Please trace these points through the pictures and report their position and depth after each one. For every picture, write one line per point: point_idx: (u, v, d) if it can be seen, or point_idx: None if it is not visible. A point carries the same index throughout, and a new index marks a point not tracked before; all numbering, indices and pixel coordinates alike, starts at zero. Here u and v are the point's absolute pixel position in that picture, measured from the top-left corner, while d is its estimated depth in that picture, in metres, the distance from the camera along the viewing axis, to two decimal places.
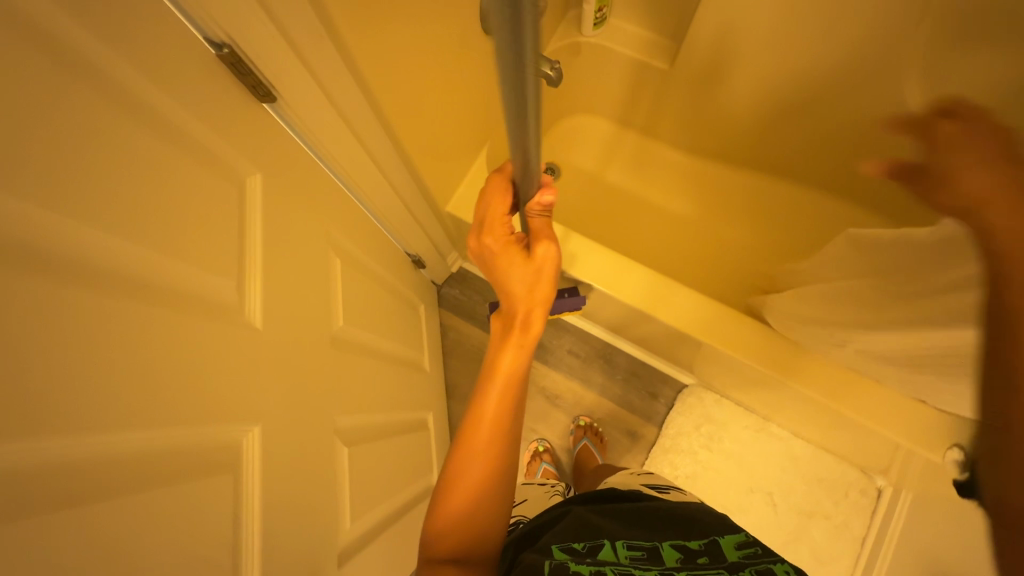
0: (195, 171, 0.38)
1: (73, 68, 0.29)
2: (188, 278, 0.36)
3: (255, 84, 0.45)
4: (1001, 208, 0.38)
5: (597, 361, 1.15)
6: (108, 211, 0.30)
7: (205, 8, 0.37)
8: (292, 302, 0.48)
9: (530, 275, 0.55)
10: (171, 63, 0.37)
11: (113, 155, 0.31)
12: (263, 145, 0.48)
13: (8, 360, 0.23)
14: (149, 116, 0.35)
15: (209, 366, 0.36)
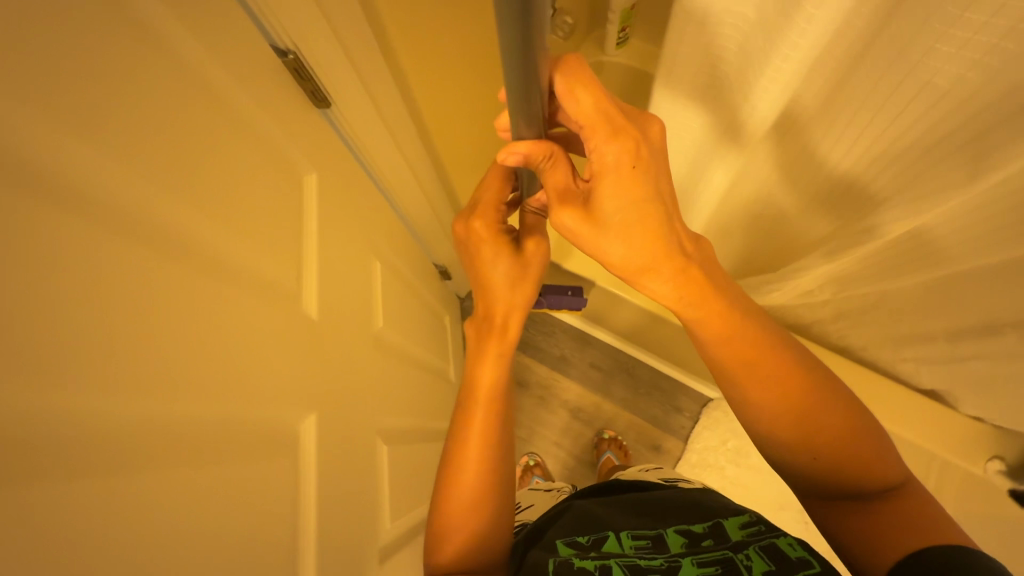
0: (258, 173, 0.42)
1: (162, 73, 0.33)
2: (256, 276, 0.40)
3: (314, 90, 0.49)
4: (658, 276, 0.43)
5: (619, 375, 1.20)
6: (184, 188, 0.34)
7: (278, 19, 0.42)
8: (342, 304, 0.52)
9: (515, 275, 0.52)
10: (239, 71, 0.40)
11: (191, 157, 0.34)
12: (319, 151, 0.51)
13: (107, 342, 0.27)
14: (221, 116, 0.38)
15: (262, 338, 0.39)
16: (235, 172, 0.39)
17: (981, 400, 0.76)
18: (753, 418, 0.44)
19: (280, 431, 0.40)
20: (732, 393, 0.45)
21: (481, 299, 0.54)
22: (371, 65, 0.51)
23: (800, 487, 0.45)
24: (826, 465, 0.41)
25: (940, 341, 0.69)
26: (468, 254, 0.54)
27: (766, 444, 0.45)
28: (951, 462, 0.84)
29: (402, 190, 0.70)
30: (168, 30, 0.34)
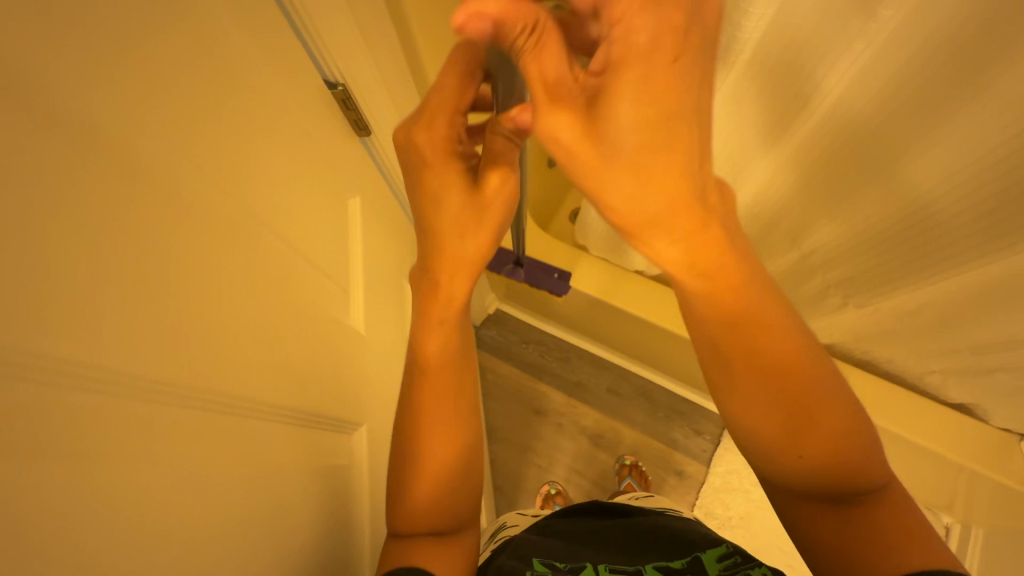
0: (278, 195, 0.45)
1: (198, 99, 0.36)
2: (263, 296, 0.42)
3: (356, 119, 0.55)
4: (661, 224, 0.42)
5: (637, 399, 1.21)
6: (242, 173, 0.40)
7: (329, 51, 0.49)
8: (340, 323, 0.55)
9: (472, 216, 0.51)
10: (268, 96, 0.44)
11: (214, 178, 0.38)
12: (343, 175, 0.55)
13: (117, 342, 0.29)
14: (247, 142, 0.41)
15: (279, 313, 0.45)
16: (281, 171, 0.45)
17: (1007, 409, 0.77)
18: (718, 379, 0.46)
19: (281, 403, 0.44)
20: (704, 337, 0.46)
21: (433, 241, 0.52)
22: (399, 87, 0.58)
23: (782, 487, 0.46)
24: (809, 464, 0.43)
25: (956, 348, 0.71)
26: (411, 170, 0.51)
27: (722, 387, 0.46)
28: (985, 475, 0.82)
29: None
30: (206, 58, 0.37)
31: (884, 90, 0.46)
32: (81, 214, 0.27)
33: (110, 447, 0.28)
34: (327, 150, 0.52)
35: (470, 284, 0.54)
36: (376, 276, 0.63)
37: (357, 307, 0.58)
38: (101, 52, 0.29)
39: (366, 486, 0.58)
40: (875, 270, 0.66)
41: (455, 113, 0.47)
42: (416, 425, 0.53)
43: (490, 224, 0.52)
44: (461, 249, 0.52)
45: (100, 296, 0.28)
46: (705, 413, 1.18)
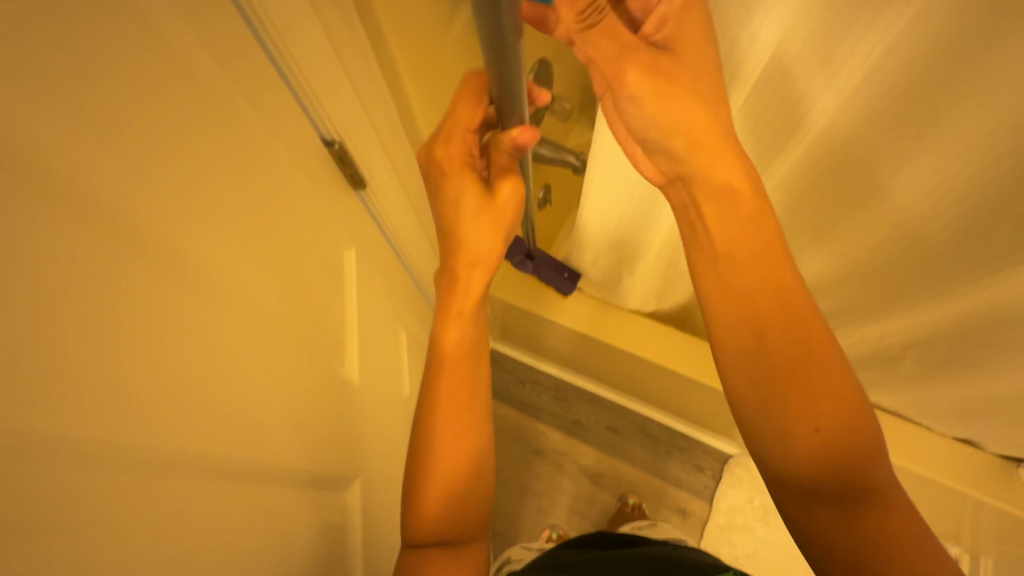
0: (273, 256, 0.45)
1: (194, 168, 0.37)
2: (254, 362, 0.42)
3: (352, 174, 0.55)
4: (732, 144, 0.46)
5: (635, 436, 1.19)
6: (232, 232, 0.40)
7: (324, 109, 0.49)
8: (333, 378, 0.54)
9: (489, 220, 0.54)
10: (265, 154, 0.44)
11: (203, 251, 0.37)
12: (338, 226, 0.56)
13: (90, 434, 0.28)
14: (241, 203, 0.42)
15: (269, 366, 0.44)
16: (274, 228, 0.46)
17: (1004, 435, 0.78)
18: (719, 325, 0.48)
19: (265, 457, 0.43)
20: (710, 276, 0.49)
21: (452, 246, 0.56)
22: (394, 141, 0.58)
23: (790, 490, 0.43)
24: (828, 457, 0.41)
25: (949, 376, 0.72)
26: (431, 180, 0.55)
27: (722, 334, 0.47)
28: (986, 503, 0.82)
29: (422, 258, 0.75)
30: (205, 122, 0.38)
31: (860, 131, 0.48)
32: (60, 289, 0.27)
33: (81, 543, 0.28)
34: (320, 202, 0.52)
35: (486, 281, 0.57)
36: (370, 324, 0.63)
37: (352, 358, 0.58)
38: (97, 138, 0.29)
39: (358, 544, 0.57)
40: (862, 297, 0.68)
41: (467, 131, 0.51)
42: (427, 416, 0.55)
43: (505, 224, 0.55)
44: (478, 245, 0.55)
45: (77, 363, 0.28)
46: (707, 449, 1.16)
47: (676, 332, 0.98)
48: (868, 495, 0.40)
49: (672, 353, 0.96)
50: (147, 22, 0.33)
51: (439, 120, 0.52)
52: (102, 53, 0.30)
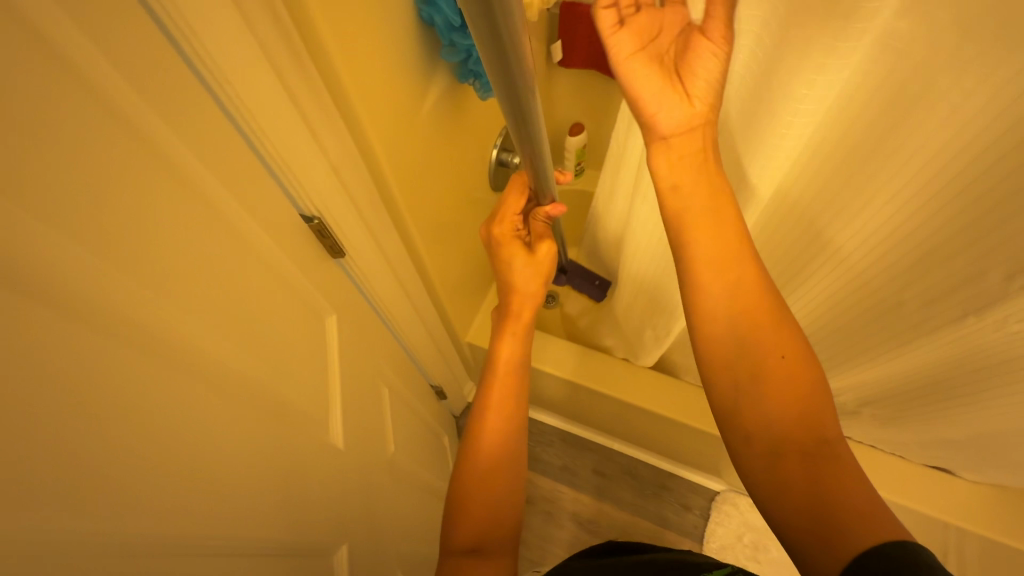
0: (259, 324, 0.49)
1: (186, 249, 0.40)
2: (229, 428, 0.44)
3: (331, 245, 0.58)
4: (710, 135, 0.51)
5: (623, 478, 1.20)
6: (211, 313, 0.42)
7: (305, 190, 0.51)
8: (318, 439, 0.56)
9: (533, 268, 0.76)
10: (260, 228, 0.48)
11: (186, 326, 0.40)
12: (326, 291, 0.59)
13: (60, 504, 0.30)
14: (228, 276, 0.44)
15: (242, 440, 0.45)
16: (260, 299, 0.49)
17: (966, 455, 0.83)
18: (701, 277, 0.50)
19: (233, 531, 0.44)
20: (696, 226, 0.51)
21: (509, 291, 0.76)
22: (376, 216, 0.61)
23: (754, 459, 0.44)
24: (780, 413, 0.44)
25: (901, 395, 0.80)
26: (493, 250, 0.79)
27: (704, 280, 0.49)
28: (960, 526, 0.86)
29: (405, 319, 0.78)
30: (208, 202, 0.42)
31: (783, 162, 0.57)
32: (51, 374, 0.30)
33: None
34: (303, 280, 0.55)
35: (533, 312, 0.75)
36: (356, 388, 0.65)
37: (335, 419, 0.60)
38: (102, 232, 0.33)
39: None
40: (830, 321, 0.75)
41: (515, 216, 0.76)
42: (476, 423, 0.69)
43: (545, 272, 0.77)
44: (525, 284, 0.76)
45: (56, 439, 0.30)
46: (693, 487, 1.18)
47: (650, 372, 1.02)
48: (825, 449, 0.42)
49: (645, 396, 0.99)
50: (142, 140, 0.35)
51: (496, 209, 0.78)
52: (92, 169, 0.32)
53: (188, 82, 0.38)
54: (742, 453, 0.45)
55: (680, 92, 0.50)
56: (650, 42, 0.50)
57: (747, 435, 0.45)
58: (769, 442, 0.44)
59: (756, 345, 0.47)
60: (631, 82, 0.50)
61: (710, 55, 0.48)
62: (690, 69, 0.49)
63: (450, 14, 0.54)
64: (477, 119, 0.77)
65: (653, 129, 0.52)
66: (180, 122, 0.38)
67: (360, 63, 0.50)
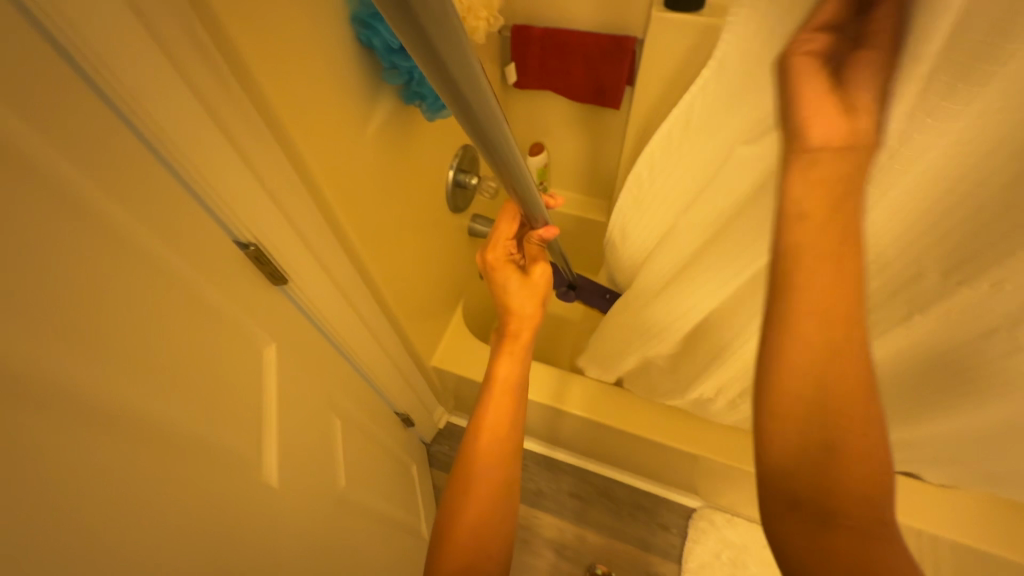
0: (193, 359, 0.45)
1: (103, 283, 0.37)
2: (155, 475, 0.40)
3: (272, 272, 0.54)
4: (861, 167, 0.41)
5: (598, 500, 1.18)
6: (122, 353, 0.38)
7: (245, 219, 0.48)
8: (262, 476, 0.53)
9: (529, 290, 0.76)
10: (195, 256, 0.45)
11: (98, 368, 0.36)
12: (272, 320, 0.57)
13: None
14: (154, 310, 0.41)
15: (160, 492, 0.41)
16: (196, 332, 0.46)
17: (924, 458, 0.85)
18: (804, 342, 0.39)
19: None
20: (813, 280, 0.39)
21: (505, 314, 0.77)
22: (320, 240, 0.59)
23: (788, 519, 0.40)
24: (835, 484, 0.38)
25: None
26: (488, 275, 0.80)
27: (799, 331, 0.39)
28: (926, 531, 0.87)
29: (360, 346, 0.75)
30: (134, 230, 0.39)
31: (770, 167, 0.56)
32: None
33: None
34: (245, 311, 0.52)
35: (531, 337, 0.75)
36: (305, 420, 0.63)
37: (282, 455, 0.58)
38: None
39: None
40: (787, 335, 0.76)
41: (508, 241, 0.78)
42: (469, 456, 0.68)
43: (541, 294, 0.77)
44: (522, 307, 0.75)
45: None
46: (668, 504, 1.16)
47: (633, 398, 1.00)
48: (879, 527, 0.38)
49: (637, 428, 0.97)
50: (35, 165, 0.31)
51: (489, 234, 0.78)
52: None
53: (94, 104, 0.34)
54: (779, 513, 0.41)
55: (837, 110, 0.40)
56: (822, 52, 0.41)
57: (791, 497, 0.39)
58: (815, 507, 0.39)
59: (829, 410, 0.39)
60: (797, 78, 0.41)
61: (873, 66, 0.39)
62: (860, 76, 0.40)
63: (390, 35, 0.54)
64: (426, 139, 0.76)
65: (798, 139, 0.41)
66: (83, 148, 0.34)
67: (288, 81, 0.48)
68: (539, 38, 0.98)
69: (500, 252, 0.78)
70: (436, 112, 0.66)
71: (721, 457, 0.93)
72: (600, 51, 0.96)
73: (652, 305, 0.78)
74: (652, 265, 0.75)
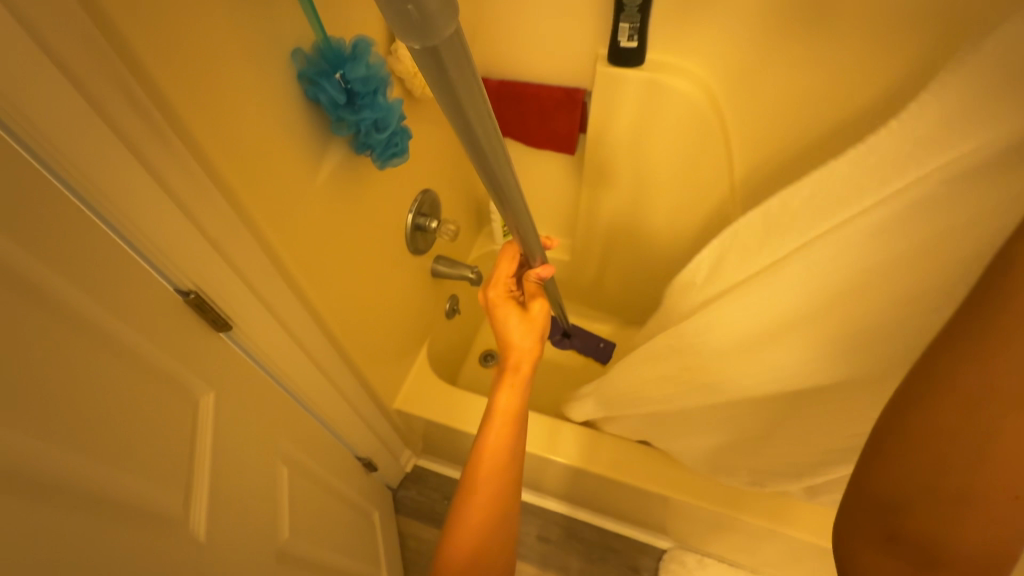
0: (130, 411, 0.45)
1: (28, 337, 0.36)
2: (72, 535, 0.38)
3: (215, 319, 0.54)
4: None
5: (568, 543, 1.15)
6: (42, 415, 0.37)
7: (182, 266, 0.48)
8: (194, 530, 0.51)
9: (528, 324, 0.78)
10: (134, 304, 0.45)
11: (18, 426, 0.35)
12: (216, 366, 0.56)
13: None
14: (85, 363, 0.40)
15: (83, 553, 0.39)
16: (133, 381, 0.45)
17: None
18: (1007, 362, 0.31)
19: None
20: None
21: (505, 346, 0.78)
22: (269, 286, 0.60)
23: (885, 543, 0.36)
24: (959, 535, 0.32)
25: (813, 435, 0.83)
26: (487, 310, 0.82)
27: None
28: None
29: (313, 390, 0.74)
30: (67, 282, 0.39)
31: (882, 252, 0.60)
32: None
33: None
34: (184, 359, 0.51)
35: (531, 369, 0.75)
36: (245, 470, 0.61)
37: (218, 507, 0.55)
38: None
39: None
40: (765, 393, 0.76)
41: (507, 278, 0.81)
42: (468, 487, 0.69)
43: (540, 329, 0.78)
44: (522, 340, 0.76)
45: None
46: (639, 546, 1.14)
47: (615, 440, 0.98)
48: None
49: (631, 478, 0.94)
50: None
51: (490, 272, 0.82)
52: None
53: (21, 161, 0.34)
54: (857, 534, 0.38)
55: None
56: None
57: (886, 527, 0.36)
58: (917, 553, 0.34)
59: (971, 464, 0.31)
60: None
61: None
62: None
63: (336, 91, 0.57)
64: (381, 186, 0.79)
65: None
66: (18, 207, 0.34)
67: (229, 137, 0.50)
68: (495, 90, 1.07)
69: (501, 289, 0.81)
70: (388, 161, 0.69)
71: (694, 499, 0.91)
72: (552, 101, 1.05)
73: (707, 361, 0.75)
74: (724, 312, 0.73)
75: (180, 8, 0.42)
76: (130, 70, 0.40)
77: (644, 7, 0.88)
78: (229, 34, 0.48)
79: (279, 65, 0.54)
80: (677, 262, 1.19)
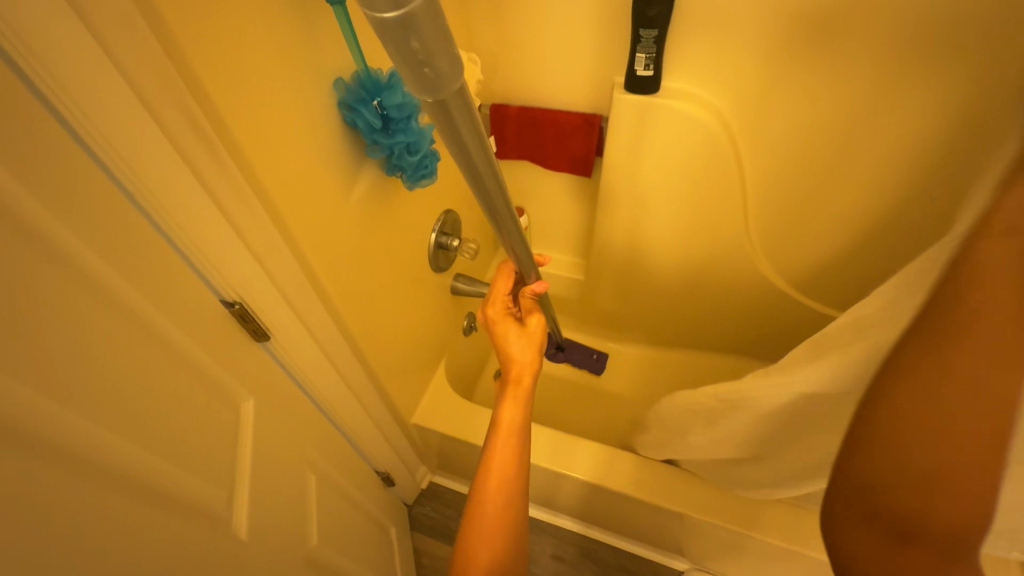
0: (181, 410, 0.48)
1: (95, 338, 0.39)
2: (122, 522, 0.41)
3: (255, 329, 0.57)
4: None
5: (582, 562, 1.15)
6: (101, 408, 0.40)
7: (229, 277, 0.51)
8: (229, 528, 0.53)
9: (527, 339, 0.81)
10: (185, 311, 0.48)
11: (83, 420, 0.38)
12: (254, 373, 0.59)
13: None
14: (142, 363, 0.44)
15: (134, 540, 0.42)
16: (183, 382, 0.48)
17: None
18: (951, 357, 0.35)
19: None
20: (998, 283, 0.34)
21: (507, 363, 0.79)
22: (303, 299, 0.63)
23: (866, 508, 0.38)
24: (911, 504, 0.35)
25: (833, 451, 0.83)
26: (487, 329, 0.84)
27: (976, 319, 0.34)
28: None
29: (339, 401, 0.76)
30: (131, 289, 0.42)
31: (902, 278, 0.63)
32: None
33: None
34: (226, 365, 0.54)
35: (533, 383, 0.77)
36: (277, 475, 0.63)
37: (252, 509, 0.57)
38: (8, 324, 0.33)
39: None
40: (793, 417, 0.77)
41: (504, 296, 0.83)
42: (474, 504, 0.70)
43: (537, 343, 0.81)
44: (523, 355, 0.79)
45: None
46: (654, 567, 1.13)
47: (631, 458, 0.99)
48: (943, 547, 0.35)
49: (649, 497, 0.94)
50: (47, 238, 0.35)
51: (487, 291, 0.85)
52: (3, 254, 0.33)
53: (101, 181, 0.38)
54: (847, 514, 0.40)
55: None
56: None
57: (866, 505, 0.38)
58: (887, 523, 0.37)
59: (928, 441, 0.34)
60: None
61: None
62: None
63: (372, 117, 0.61)
64: (408, 205, 0.83)
65: None
66: (82, 219, 0.37)
67: (274, 159, 0.54)
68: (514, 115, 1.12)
69: (498, 306, 0.84)
70: (417, 183, 0.73)
71: (713, 518, 0.90)
72: (570, 126, 1.09)
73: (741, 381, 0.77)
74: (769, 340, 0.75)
75: (237, 42, 0.47)
76: (196, 98, 0.44)
77: (660, 39, 0.91)
78: (276, 65, 0.52)
79: (323, 93, 0.58)
80: (693, 280, 1.22)
